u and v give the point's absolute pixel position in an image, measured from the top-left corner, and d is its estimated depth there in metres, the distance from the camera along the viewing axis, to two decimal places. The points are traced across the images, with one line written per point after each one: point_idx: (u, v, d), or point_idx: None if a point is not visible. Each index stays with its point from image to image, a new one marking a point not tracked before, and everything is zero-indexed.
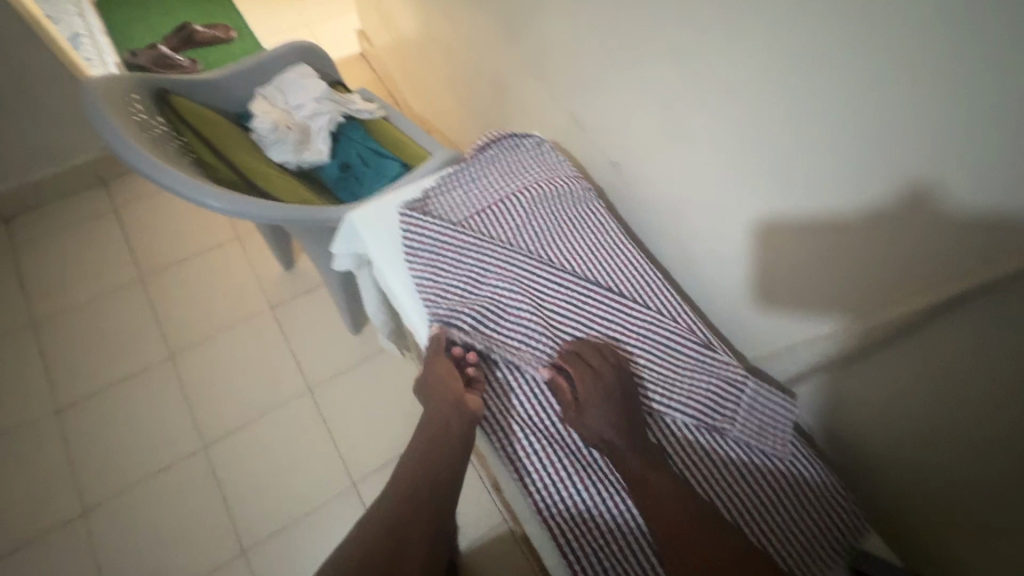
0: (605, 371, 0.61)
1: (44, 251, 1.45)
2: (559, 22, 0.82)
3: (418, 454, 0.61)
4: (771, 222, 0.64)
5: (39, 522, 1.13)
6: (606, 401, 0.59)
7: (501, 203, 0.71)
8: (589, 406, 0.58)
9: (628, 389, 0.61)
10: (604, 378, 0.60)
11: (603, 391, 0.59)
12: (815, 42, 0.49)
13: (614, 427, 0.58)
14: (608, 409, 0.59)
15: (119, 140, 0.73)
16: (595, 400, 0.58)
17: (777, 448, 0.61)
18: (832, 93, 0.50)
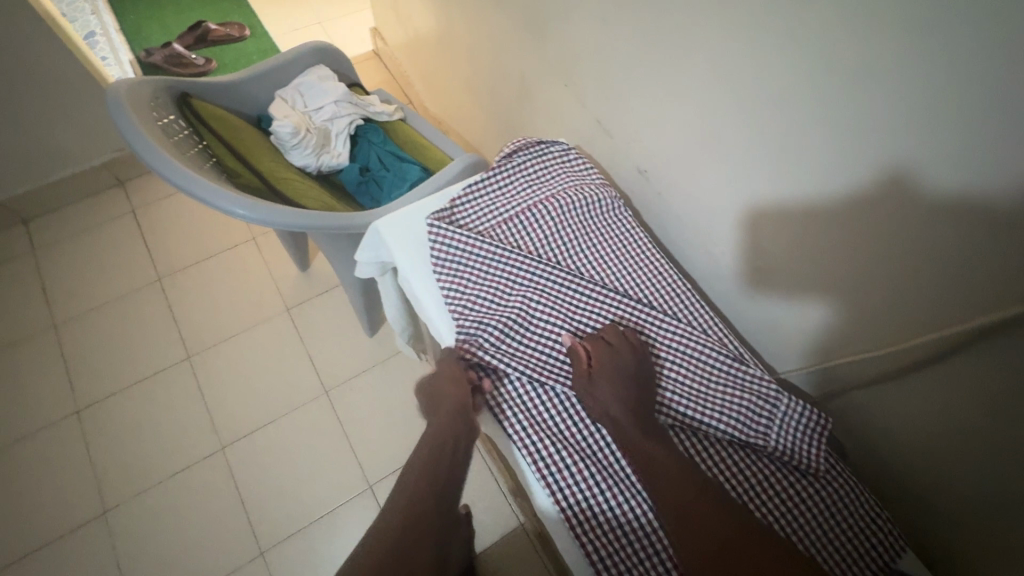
0: (623, 348, 0.62)
1: (63, 252, 1.46)
2: (585, 27, 0.81)
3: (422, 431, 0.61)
4: (807, 231, 0.62)
5: (61, 522, 1.14)
6: (623, 375, 0.60)
7: (528, 213, 0.70)
8: (601, 377, 0.59)
9: (644, 371, 0.61)
10: (620, 355, 0.61)
11: (620, 367, 0.60)
12: (862, 49, 0.48)
13: (626, 404, 0.58)
14: (621, 387, 0.59)
15: (145, 147, 0.72)
16: (608, 374, 0.59)
17: (814, 463, 0.59)
18: (880, 101, 0.48)
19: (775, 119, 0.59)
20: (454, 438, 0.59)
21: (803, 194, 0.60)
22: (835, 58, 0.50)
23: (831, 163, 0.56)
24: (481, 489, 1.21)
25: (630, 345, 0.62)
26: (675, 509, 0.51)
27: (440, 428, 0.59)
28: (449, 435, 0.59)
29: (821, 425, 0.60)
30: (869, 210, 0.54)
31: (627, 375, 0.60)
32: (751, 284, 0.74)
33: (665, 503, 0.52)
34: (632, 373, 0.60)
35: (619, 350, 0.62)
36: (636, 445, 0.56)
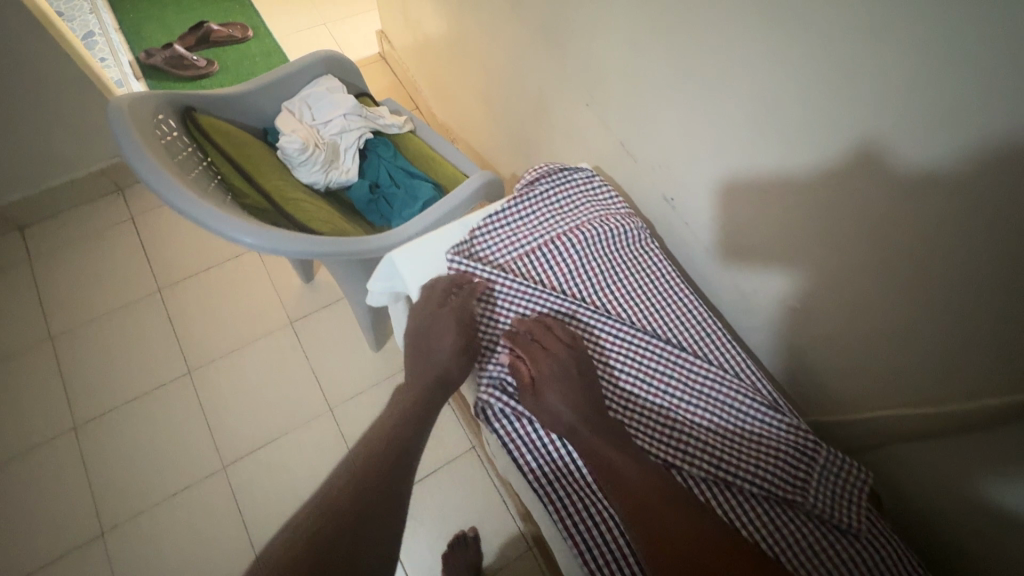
0: (558, 348, 0.61)
1: (59, 261, 1.42)
2: (611, 45, 0.77)
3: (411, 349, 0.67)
4: (854, 269, 0.59)
5: (57, 544, 1.10)
6: (561, 375, 0.59)
7: (551, 245, 0.67)
8: (545, 387, 0.59)
9: (585, 365, 0.61)
10: (556, 356, 0.60)
11: (560, 371, 0.59)
12: (929, 87, 0.44)
13: (575, 405, 0.58)
14: (564, 388, 0.59)
15: (149, 168, 0.68)
16: (551, 380, 0.59)
17: (854, 522, 0.56)
18: (949, 142, 0.45)
19: (819, 156, 0.56)
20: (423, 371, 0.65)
21: (851, 235, 0.58)
22: (893, 101, 0.47)
23: (886, 206, 0.52)
24: (489, 510, 1.18)
25: (561, 340, 0.62)
26: (651, 517, 0.52)
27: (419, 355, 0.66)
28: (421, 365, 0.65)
29: (862, 479, 0.58)
30: (927, 255, 0.51)
31: (569, 375, 0.60)
32: (786, 319, 0.72)
33: (633, 506, 0.52)
34: (573, 372, 0.60)
35: (553, 351, 0.61)
36: (596, 447, 0.57)
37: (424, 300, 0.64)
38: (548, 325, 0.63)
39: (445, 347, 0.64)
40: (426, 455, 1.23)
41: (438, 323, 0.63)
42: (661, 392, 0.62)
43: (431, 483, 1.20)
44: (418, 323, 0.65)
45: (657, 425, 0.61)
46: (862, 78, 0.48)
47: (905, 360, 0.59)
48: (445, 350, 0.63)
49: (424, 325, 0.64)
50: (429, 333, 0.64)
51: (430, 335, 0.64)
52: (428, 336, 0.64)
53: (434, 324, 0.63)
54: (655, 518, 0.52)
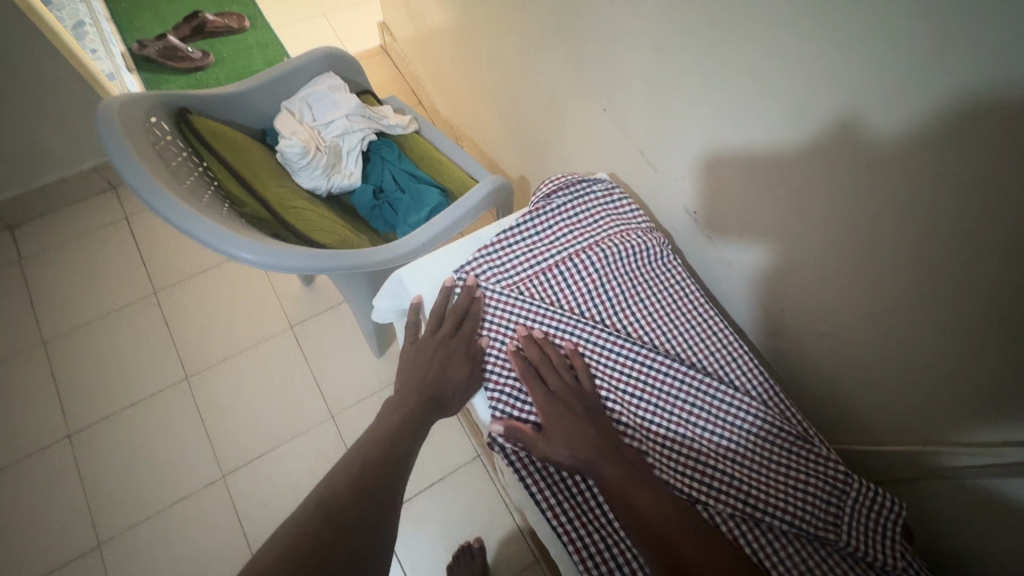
0: (563, 391, 0.57)
1: (51, 262, 1.38)
2: (633, 45, 0.73)
3: (403, 371, 0.62)
4: (896, 288, 0.56)
5: (52, 556, 1.07)
6: (569, 418, 0.55)
7: (569, 262, 0.63)
8: (554, 427, 0.54)
9: (593, 407, 0.57)
10: (562, 401, 0.56)
11: (566, 410, 0.55)
12: (996, 95, 0.40)
13: (587, 449, 0.53)
14: (572, 430, 0.54)
15: (130, 168, 0.64)
16: (560, 420, 0.55)
17: (889, 558, 0.51)
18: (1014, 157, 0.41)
19: (864, 173, 0.53)
20: (416, 389, 0.59)
21: (894, 256, 0.54)
22: (952, 114, 0.44)
23: (936, 228, 0.49)
24: (496, 521, 1.15)
25: (566, 382, 0.58)
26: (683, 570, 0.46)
27: (413, 375, 0.60)
28: (414, 386, 0.59)
29: (896, 510, 0.53)
30: (981, 283, 0.48)
31: (578, 418, 0.55)
32: (817, 337, 0.69)
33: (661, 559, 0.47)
34: (580, 415, 0.55)
35: (559, 395, 0.57)
36: (618, 492, 0.50)
37: (433, 326, 0.61)
38: (552, 358, 0.58)
39: (450, 375, 0.59)
40: (431, 464, 1.20)
41: (449, 351, 0.60)
42: (683, 422, 0.58)
43: (436, 493, 1.17)
44: (422, 346, 0.61)
45: (672, 463, 0.57)
46: (921, 93, 0.45)
47: (944, 391, 0.56)
48: (449, 378, 0.59)
49: (430, 351, 0.60)
50: (433, 358, 0.60)
51: (434, 360, 0.60)
52: (431, 360, 0.60)
53: (442, 352, 0.60)
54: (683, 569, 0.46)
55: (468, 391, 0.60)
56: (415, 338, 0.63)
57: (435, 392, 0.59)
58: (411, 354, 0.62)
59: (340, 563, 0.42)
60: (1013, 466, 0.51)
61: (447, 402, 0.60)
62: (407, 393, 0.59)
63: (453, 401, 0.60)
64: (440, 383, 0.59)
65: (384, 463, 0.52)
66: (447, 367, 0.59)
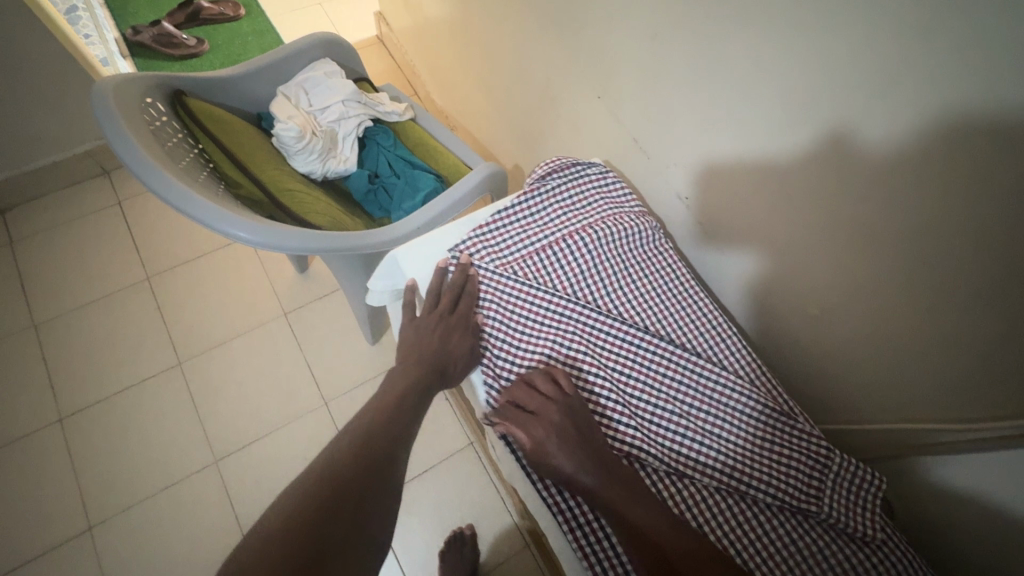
0: (548, 410, 0.54)
1: (43, 247, 1.37)
2: (626, 32, 0.74)
3: (401, 348, 0.62)
4: (877, 270, 0.57)
5: (43, 539, 1.07)
6: (560, 437, 0.52)
7: (562, 242, 0.64)
8: (545, 452, 0.52)
9: (583, 420, 0.54)
10: (548, 422, 0.53)
11: (555, 435, 0.52)
12: (967, 78, 0.42)
13: (579, 465, 0.51)
14: (560, 450, 0.52)
15: (126, 147, 0.64)
16: (551, 446, 0.52)
17: (869, 529, 0.53)
18: (984, 139, 0.43)
19: (850, 159, 0.54)
20: (417, 363, 0.60)
21: (881, 240, 0.55)
22: (927, 98, 0.45)
23: (913, 210, 0.51)
24: (488, 507, 1.16)
25: (550, 398, 0.55)
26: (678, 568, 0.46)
27: (411, 351, 0.61)
28: (414, 360, 0.60)
29: (876, 484, 0.55)
30: (965, 265, 0.49)
31: (567, 436, 0.53)
32: (805, 322, 0.70)
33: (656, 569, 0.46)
34: (570, 431, 0.53)
35: (544, 416, 0.54)
36: (614, 506, 0.50)
37: (431, 305, 0.62)
38: (534, 382, 0.56)
39: (451, 348, 0.61)
40: (423, 450, 1.21)
41: (448, 328, 0.61)
42: (672, 400, 0.59)
43: (428, 479, 1.18)
44: (422, 324, 0.61)
45: (661, 441, 0.58)
46: (907, 81, 0.46)
47: (923, 372, 0.58)
48: (448, 355, 0.60)
49: (429, 329, 0.61)
50: (433, 335, 0.61)
51: (435, 336, 0.61)
52: (431, 337, 0.61)
53: (442, 329, 0.61)
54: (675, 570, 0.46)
55: (468, 364, 0.62)
56: (411, 321, 0.63)
57: (433, 368, 0.59)
58: (409, 334, 0.63)
59: (335, 527, 0.43)
60: (996, 441, 0.52)
61: (450, 376, 0.61)
62: (407, 363, 0.60)
63: (454, 376, 0.61)
64: (440, 359, 0.60)
65: (379, 435, 0.53)
66: (446, 343, 0.61)
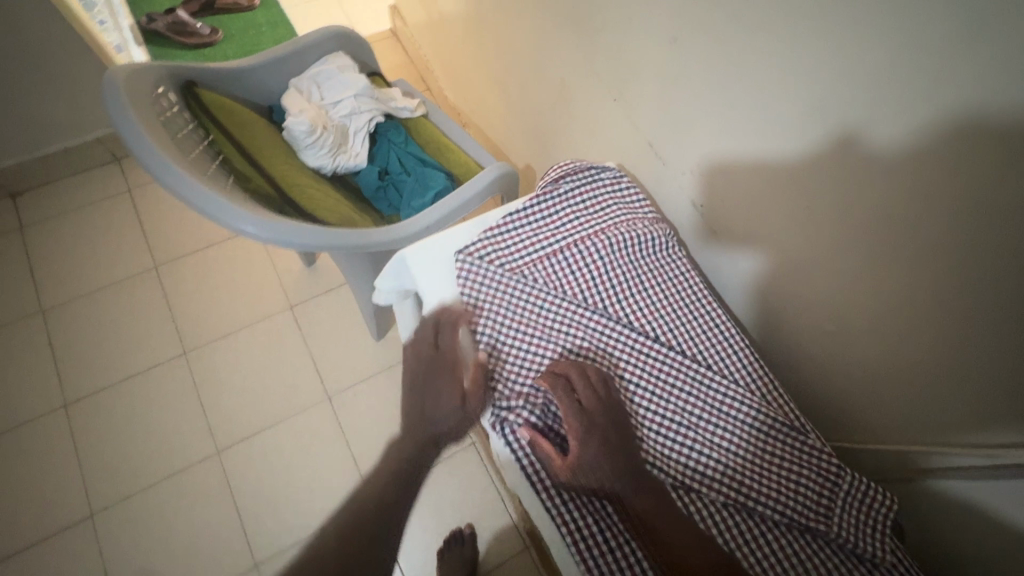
0: (597, 409, 0.53)
1: (53, 232, 1.37)
2: (645, 34, 0.73)
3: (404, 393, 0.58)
4: (895, 289, 0.56)
5: (45, 524, 1.08)
6: (600, 440, 0.51)
7: (574, 248, 0.63)
8: (584, 454, 0.50)
9: (622, 428, 0.54)
10: (594, 423, 0.52)
11: (598, 441, 0.51)
12: (996, 93, 0.41)
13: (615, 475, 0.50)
14: (602, 453, 0.51)
15: (137, 137, 0.63)
16: (591, 449, 0.51)
17: (879, 551, 0.51)
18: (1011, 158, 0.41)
19: (870, 173, 0.53)
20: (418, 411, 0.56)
21: (900, 260, 0.54)
22: (954, 112, 0.44)
23: (934, 229, 0.49)
24: (488, 509, 1.15)
25: (598, 396, 0.54)
26: None
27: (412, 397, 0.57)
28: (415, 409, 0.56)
29: (887, 505, 0.54)
30: (987, 289, 0.47)
31: (608, 439, 0.52)
32: (819, 336, 0.68)
33: None
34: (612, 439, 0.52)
35: (591, 414, 0.53)
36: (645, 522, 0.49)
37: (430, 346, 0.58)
38: (577, 375, 0.55)
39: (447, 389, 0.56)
40: None
41: (447, 370, 0.57)
42: (680, 411, 0.57)
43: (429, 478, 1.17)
44: (421, 366, 0.57)
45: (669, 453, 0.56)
46: (932, 94, 0.45)
47: (939, 394, 0.57)
48: (452, 404, 0.55)
49: (427, 370, 0.57)
50: (433, 384, 0.56)
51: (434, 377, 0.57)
52: (431, 387, 0.56)
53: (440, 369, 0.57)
54: None
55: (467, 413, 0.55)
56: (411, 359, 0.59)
57: (442, 422, 0.55)
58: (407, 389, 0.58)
59: None
60: (1011, 467, 0.50)
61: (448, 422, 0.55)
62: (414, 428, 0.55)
63: (460, 425, 0.56)
64: (445, 412, 0.55)
65: None
66: (449, 388, 0.56)
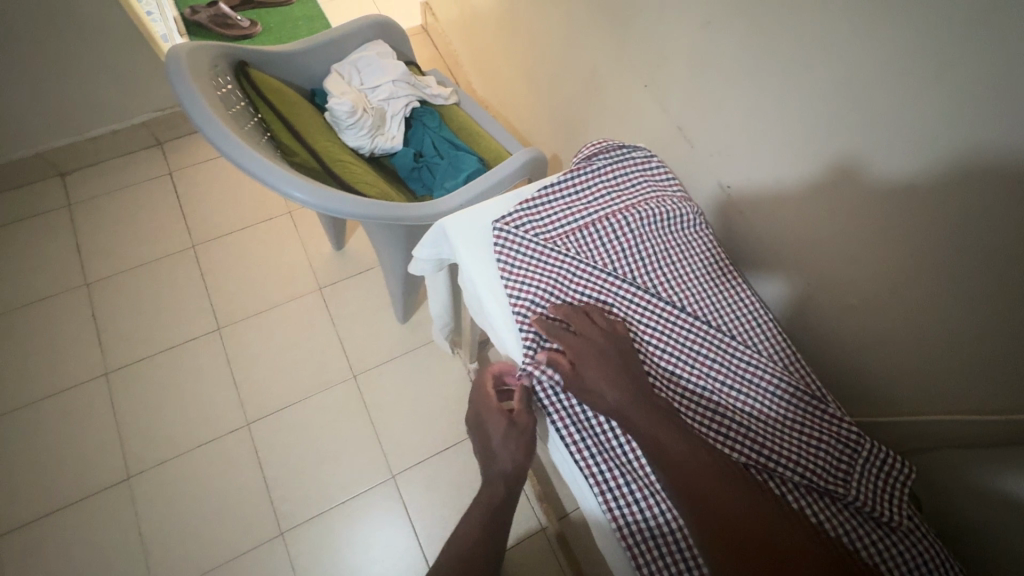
0: (594, 332, 0.58)
1: (98, 210, 1.44)
2: (678, 22, 0.76)
3: (476, 448, 0.62)
4: (919, 265, 0.58)
5: (85, 484, 1.13)
6: (599, 356, 0.55)
7: (606, 220, 0.66)
8: (585, 363, 0.55)
9: (623, 349, 0.57)
10: (591, 341, 0.57)
11: (596, 351, 0.56)
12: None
13: (615, 387, 0.54)
14: (608, 373, 0.54)
15: (199, 108, 0.68)
16: (591, 359, 0.55)
17: (895, 515, 0.53)
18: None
19: (896, 150, 0.55)
20: (486, 455, 0.59)
21: (924, 235, 0.56)
22: (982, 86, 0.46)
23: (959, 203, 0.51)
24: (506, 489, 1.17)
25: (595, 323, 0.59)
26: (721, 516, 0.46)
27: (481, 446, 0.61)
28: (485, 453, 0.60)
29: (906, 473, 0.54)
30: (1009, 259, 0.49)
31: (608, 355, 0.56)
32: (842, 314, 0.70)
33: (695, 507, 0.47)
34: (611, 356, 0.56)
35: (588, 335, 0.57)
36: (647, 432, 0.51)
37: (479, 394, 0.63)
38: (580, 312, 0.59)
39: (493, 427, 0.59)
40: (447, 428, 1.23)
41: (488, 409, 0.61)
42: (704, 376, 0.60)
43: (450, 456, 1.20)
44: (477, 414, 0.62)
45: (693, 415, 0.59)
46: (960, 70, 0.47)
47: (961, 368, 0.58)
48: (505, 432, 0.58)
49: (478, 416, 0.62)
50: (485, 430, 0.60)
51: (483, 418, 0.61)
52: (486, 434, 0.60)
53: (484, 410, 0.61)
54: (717, 518, 0.46)
55: (516, 439, 0.58)
56: (471, 410, 0.64)
57: (511, 456, 0.58)
58: (480, 455, 0.61)
59: None
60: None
61: (502, 452, 0.58)
62: (494, 479, 0.58)
63: (527, 447, 0.58)
64: (506, 445, 0.58)
65: None
66: (496, 426, 0.59)
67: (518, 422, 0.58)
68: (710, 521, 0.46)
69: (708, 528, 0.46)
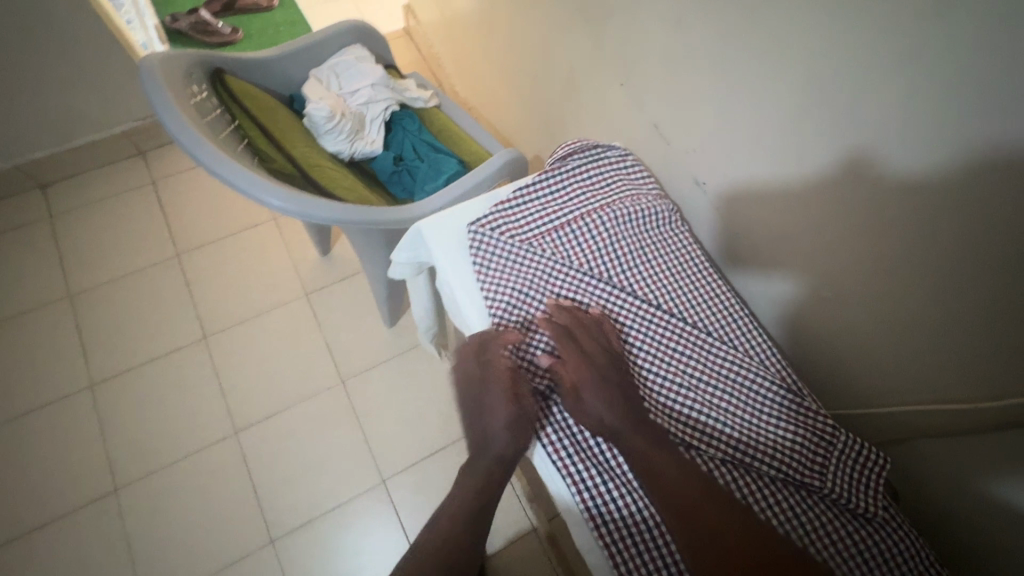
0: (596, 351, 0.58)
1: (80, 222, 1.43)
2: (651, 21, 0.76)
3: (469, 409, 0.61)
4: (895, 254, 0.58)
5: (70, 497, 1.12)
6: (598, 377, 0.56)
7: (581, 220, 0.66)
8: (586, 388, 0.56)
9: (620, 367, 0.59)
10: (592, 363, 0.57)
11: (597, 375, 0.56)
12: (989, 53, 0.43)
13: (611, 407, 0.55)
14: (607, 393, 0.55)
15: (172, 115, 0.68)
16: (593, 384, 0.56)
17: (870, 506, 0.53)
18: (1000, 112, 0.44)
19: (869, 140, 0.55)
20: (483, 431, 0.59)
21: (900, 224, 0.56)
22: (948, 71, 0.46)
23: (932, 190, 0.51)
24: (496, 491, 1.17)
25: (597, 341, 0.59)
26: (698, 523, 0.48)
27: (477, 415, 0.60)
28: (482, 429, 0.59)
29: (881, 464, 0.55)
30: (984, 243, 0.49)
31: (606, 375, 0.57)
32: (819, 307, 0.70)
33: (682, 514, 0.49)
34: (610, 376, 0.57)
35: (590, 355, 0.57)
36: (638, 452, 0.53)
37: (481, 360, 0.59)
38: (583, 326, 0.59)
39: (498, 410, 0.56)
40: (437, 431, 1.23)
41: (492, 385, 0.57)
42: (682, 373, 0.60)
43: (440, 460, 1.20)
44: (476, 381, 0.59)
45: (671, 412, 0.59)
46: (926, 59, 0.47)
47: (935, 356, 0.59)
48: (508, 420, 0.56)
49: (479, 385, 0.59)
50: (487, 409, 0.57)
51: (486, 393, 0.58)
52: (489, 413, 0.57)
53: (487, 385, 0.58)
54: (694, 524, 0.48)
55: (520, 428, 0.56)
56: (466, 369, 0.60)
57: (510, 444, 0.56)
58: (475, 426, 0.60)
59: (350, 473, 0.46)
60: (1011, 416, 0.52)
61: (498, 441, 0.57)
62: (491, 460, 0.58)
63: (529, 435, 0.57)
64: (508, 431, 0.56)
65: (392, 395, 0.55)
66: (501, 411, 0.56)
67: (523, 411, 0.56)
68: (690, 525, 0.48)
69: (687, 528, 0.48)
